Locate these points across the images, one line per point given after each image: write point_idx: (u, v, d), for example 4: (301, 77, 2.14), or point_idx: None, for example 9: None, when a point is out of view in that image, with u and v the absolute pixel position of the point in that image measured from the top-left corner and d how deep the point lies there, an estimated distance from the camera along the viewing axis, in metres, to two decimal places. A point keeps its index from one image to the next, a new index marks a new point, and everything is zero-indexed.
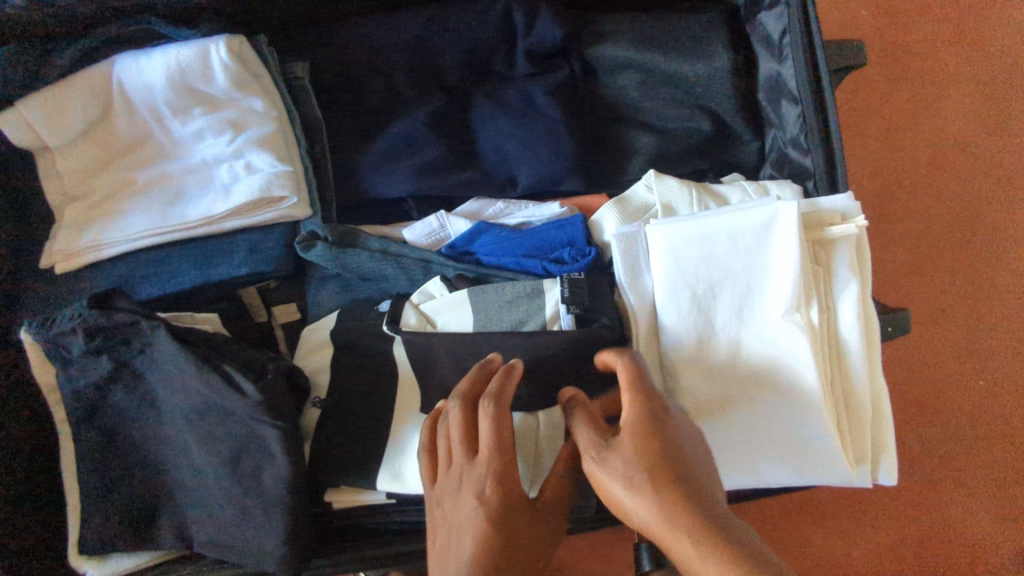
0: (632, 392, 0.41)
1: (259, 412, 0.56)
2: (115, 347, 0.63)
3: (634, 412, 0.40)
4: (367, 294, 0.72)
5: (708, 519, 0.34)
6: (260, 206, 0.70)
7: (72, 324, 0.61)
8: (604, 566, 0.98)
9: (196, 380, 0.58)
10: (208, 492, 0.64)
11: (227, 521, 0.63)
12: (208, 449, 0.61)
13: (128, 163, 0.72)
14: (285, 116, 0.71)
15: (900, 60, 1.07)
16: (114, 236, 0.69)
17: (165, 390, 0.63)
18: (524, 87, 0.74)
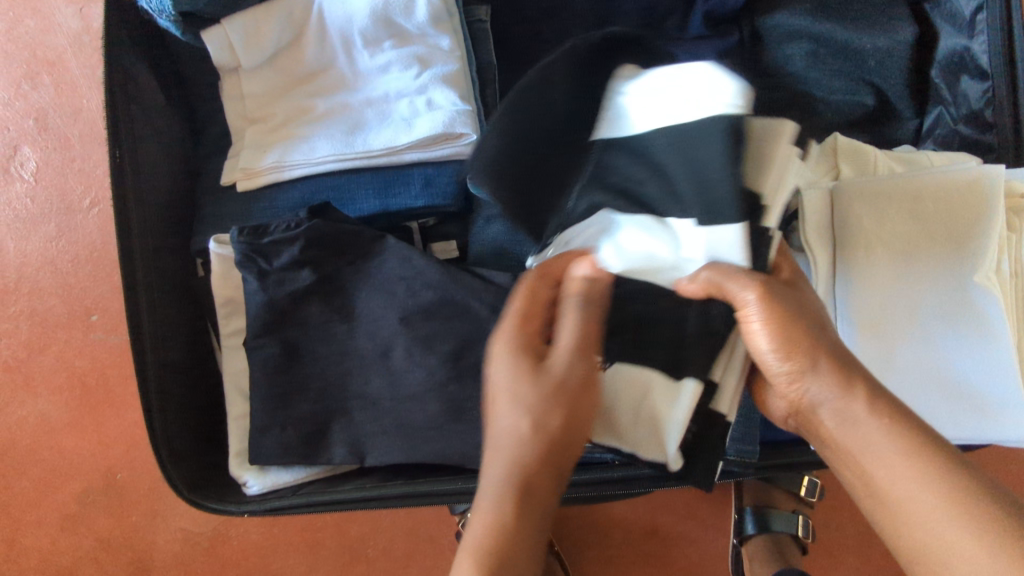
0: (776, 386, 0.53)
1: (503, 302, 0.66)
2: (325, 260, 0.67)
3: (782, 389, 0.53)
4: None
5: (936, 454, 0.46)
6: (438, 142, 0.71)
7: (294, 232, 0.65)
8: (700, 529, 1.00)
9: (439, 278, 0.66)
10: (408, 398, 0.68)
11: (416, 429, 0.67)
12: (418, 356, 0.67)
13: (307, 92, 0.73)
14: (466, 58, 0.74)
15: None
16: (298, 158, 0.71)
17: (375, 300, 0.68)
18: (693, 48, 0.76)
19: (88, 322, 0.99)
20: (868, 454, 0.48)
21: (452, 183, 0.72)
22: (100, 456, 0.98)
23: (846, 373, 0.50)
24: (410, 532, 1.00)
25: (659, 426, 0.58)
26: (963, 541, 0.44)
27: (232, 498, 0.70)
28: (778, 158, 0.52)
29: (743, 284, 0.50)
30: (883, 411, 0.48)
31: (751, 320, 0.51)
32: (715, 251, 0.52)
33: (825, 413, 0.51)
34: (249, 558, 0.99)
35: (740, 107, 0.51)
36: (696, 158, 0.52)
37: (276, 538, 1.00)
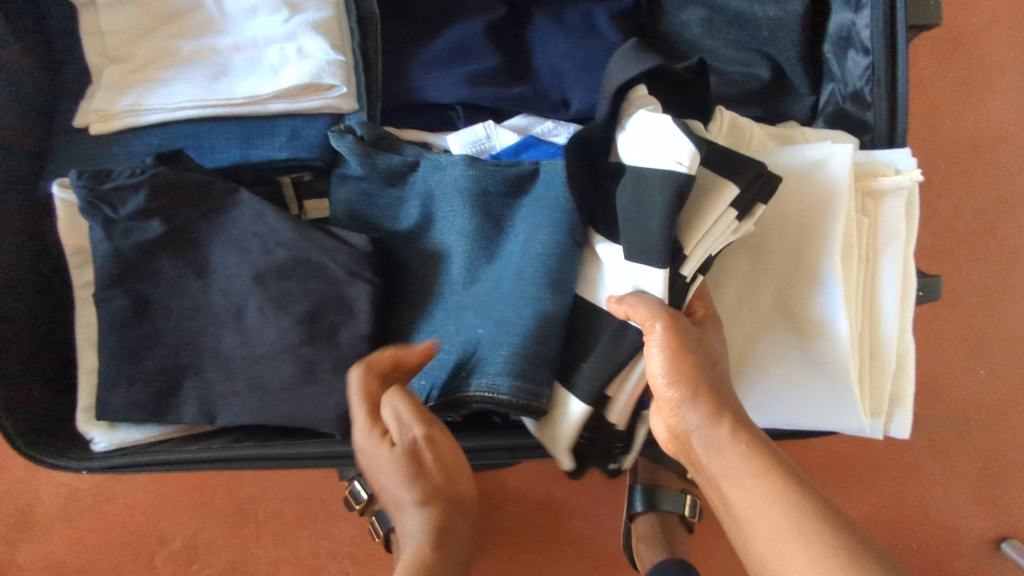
0: (665, 402, 0.49)
1: (359, 262, 0.62)
2: (174, 210, 0.64)
3: (667, 399, 0.49)
4: (388, 194, 0.68)
5: (800, 488, 0.43)
6: (306, 93, 0.68)
7: (137, 179, 0.61)
8: (595, 506, 1.00)
9: (292, 236, 0.63)
10: (261, 357, 0.65)
11: (269, 393, 0.65)
12: (273, 316, 0.64)
13: (170, 32, 0.69)
14: (342, 6, 0.70)
15: (952, 37, 0.99)
16: (155, 102, 0.67)
17: (229, 256, 0.65)
18: (587, 10, 0.73)
19: None
20: (729, 480, 0.45)
21: (324, 137, 0.69)
22: None
23: (720, 402, 0.47)
24: (301, 496, 0.99)
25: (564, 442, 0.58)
26: (804, 556, 0.40)
27: (74, 454, 0.67)
28: (709, 224, 0.50)
29: (654, 313, 0.48)
30: (751, 441, 0.46)
31: (653, 348, 0.49)
32: (639, 285, 0.52)
33: (699, 443, 0.47)
34: (135, 517, 0.99)
35: (691, 169, 0.48)
36: (631, 215, 0.51)
37: (163, 497, 0.99)
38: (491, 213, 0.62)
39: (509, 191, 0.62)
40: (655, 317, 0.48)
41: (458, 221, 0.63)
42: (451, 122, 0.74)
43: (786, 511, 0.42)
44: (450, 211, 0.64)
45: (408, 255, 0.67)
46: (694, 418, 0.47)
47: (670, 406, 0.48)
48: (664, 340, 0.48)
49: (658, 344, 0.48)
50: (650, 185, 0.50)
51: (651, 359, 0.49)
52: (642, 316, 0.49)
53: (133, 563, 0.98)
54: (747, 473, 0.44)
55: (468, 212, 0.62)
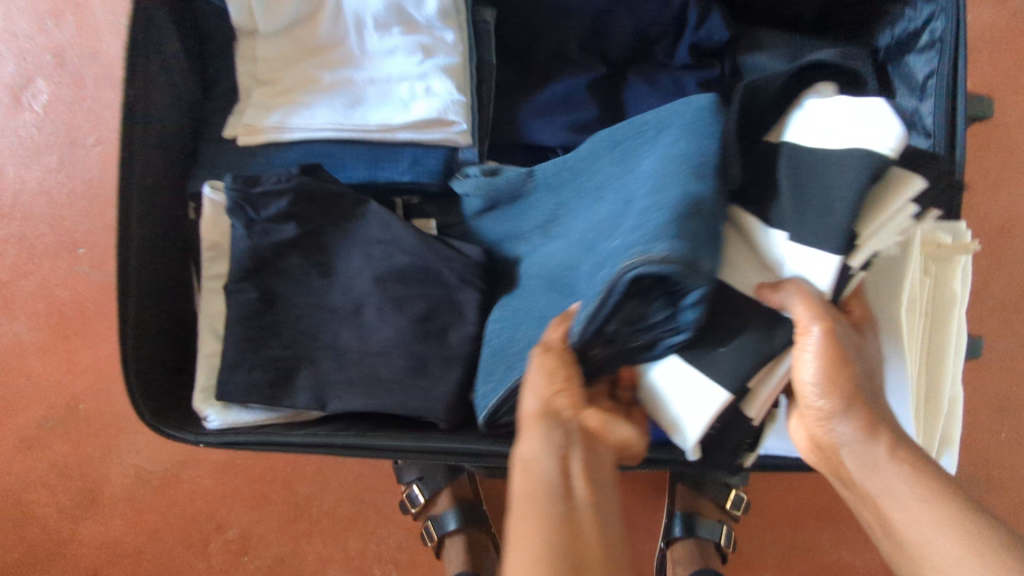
0: (817, 416, 0.57)
1: (470, 272, 0.71)
2: (310, 217, 0.72)
3: (820, 413, 0.56)
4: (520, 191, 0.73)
5: (956, 501, 0.52)
6: (431, 127, 0.77)
7: (282, 186, 0.70)
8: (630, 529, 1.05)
9: (414, 245, 0.71)
10: (376, 352, 0.72)
11: (374, 385, 0.72)
12: (387, 316, 0.72)
13: (315, 63, 0.78)
14: (468, 53, 0.79)
15: (992, 126, 1.08)
16: (297, 122, 0.76)
17: (356, 258, 0.73)
18: (678, 76, 0.83)
19: (75, 255, 1.01)
20: (891, 497, 0.54)
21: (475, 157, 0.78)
22: (67, 387, 1.02)
23: (873, 422, 0.56)
24: (355, 497, 1.04)
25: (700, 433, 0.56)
26: (956, 558, 0.50)
27: (190, 429, 0.73)
28: (889, 215, 0.50)
29: (815, 315, 0.50)
30: (905, 460, 0.55)
31: (808, 349, 0.52)
32: (804, 273, 0.52)
33: (852, 453, 0.56)
34: (197, 503, 1.04)
35: (896, 152, 0.48)
36: (810, 193, 0.51)
37: (224, 487, 1.04)
38: (625, 150, 0.63)
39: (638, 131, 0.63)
40: (815, 319, 0.50)
41: (601, 165, 0.65)
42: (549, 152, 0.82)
43: (949, 527, 0.51)
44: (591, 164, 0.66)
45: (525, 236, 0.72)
46: (853, 434, 0.56)
47: (823, 418, 0.56)
48: (822, 344, 0.51)
49: (818, 344, 0.51)
50: (843, 164, 0.49)
51: (809, 359, 0.53)
52: (803, 309, 0.50)
53: (188, 548, 1.03)
54: (904, 493, 0.54)
55: (612, 157, 0.64)
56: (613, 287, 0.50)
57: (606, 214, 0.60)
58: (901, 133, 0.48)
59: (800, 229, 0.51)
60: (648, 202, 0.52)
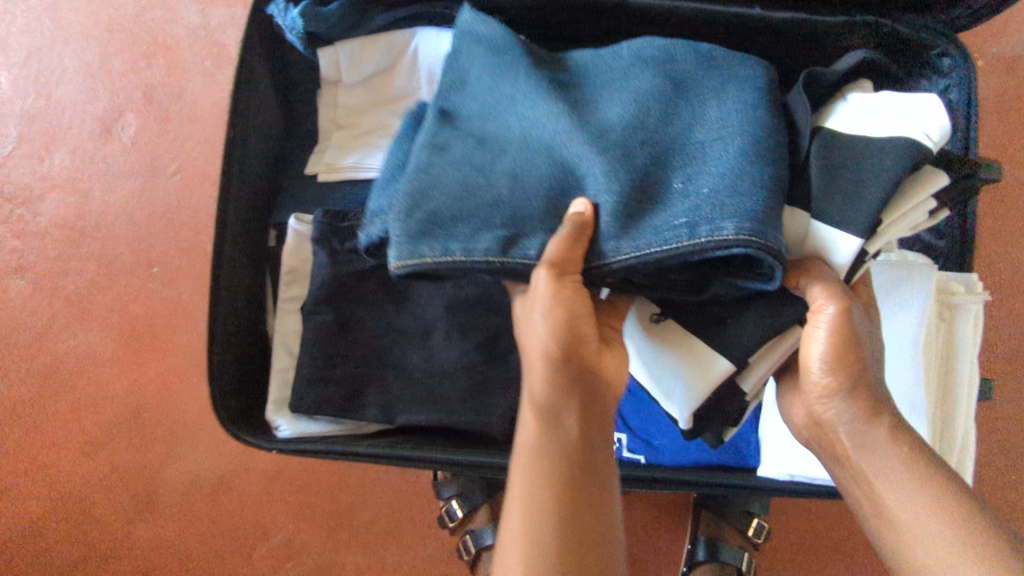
0: (823, 393, 0.61)
1: None
2: None
3: (827, 390, 0.60)
4: (523, 76, 0.64)
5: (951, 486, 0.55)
6: None
7: None
8: (654, 555, 1.10)
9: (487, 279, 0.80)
10: (442, 373, 0.80)
11: (437, 402, 0.79)
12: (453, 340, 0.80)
13: (389, 111, 0.88)
14: None
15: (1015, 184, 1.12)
16: (373, 163, 0.85)
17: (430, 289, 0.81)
18: None
19: (148, 273, 1.10)
20: (886, 477, 0.58)
21: (507, 37, 0.67)
22: (131, 395, 1.10)
23: (875, 407, 0.60)
24: (394, 511, 1.10)
25: (673, 393, 0.61)
26: (943, 536, 0.53)
27: (260, 435, 0.80)
28: (911, 206, 0.56)
29: (831, 295, 0.55)
30: (902, 444, 0.58)
31: (819, 325, 0.58)
32: (830, 243, 0.55)
33: (859, 436, 0.60)
34: (245, 511, 1.09)
35: (936, 144, 0.54)
36: (847, 186, 0.54)
37: (271, 497, 1.10)
38: (673, 77, 0.61)
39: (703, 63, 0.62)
40: (831, 299, 0.55)
41: (638, 83, 0.61)
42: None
43: (939, 509, 0.54)
44: (635, 78, 0.62)
45: (490, 120, 0.64)
46: (855, 414, 0.60)
47: (828, 394, 0.60)
48: (836, 322, 0.56)
49: (833, 320, 0.56)
50: (884, 149, 0.54)
51: (822, 337, 0.58)
52: (819, 285, 0.55)
53: (234, 553, 1.08)
54: (900, 474, 0.57)
55: (653, 77, 0.61)
56: (700, 244, 0.50)
57: (636, 125, 0.58)
58: (946, 127, 0.54)
59: (823, 207, 0.55)
60: (728, 161, 0.53)
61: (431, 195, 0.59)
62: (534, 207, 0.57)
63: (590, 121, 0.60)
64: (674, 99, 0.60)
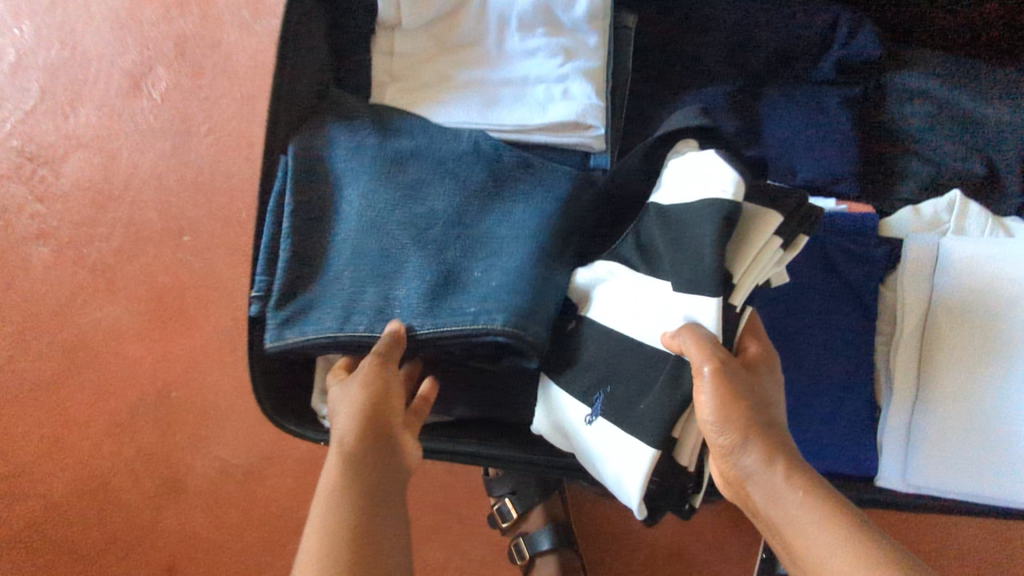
0: (715, 454, 0.50)
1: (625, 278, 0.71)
2: None
3: (714, 444, 0.49)
4: (373, 155, 0.71)
5: (865, 535, 0.43)
6: (568, 130, 0.76)
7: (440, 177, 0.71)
8: (723, 563, 1.00)
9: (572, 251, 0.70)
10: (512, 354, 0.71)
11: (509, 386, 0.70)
12: None
13: (452, 61, 0.78)
14: (608, 59, 0.78)
15: None
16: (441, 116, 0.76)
17: None
18: (818, 92, 0.80)
19: (179, 241, 1.01)
20: (794, 529, 0.45)
21: (371, 117, 0.73)
22: (160, 372, 1.02)
23: (773, 447, 0.48)
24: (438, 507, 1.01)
25: (620, 484, 0.55)
26: None
27: (306, 421, 0.72)
28: (758, 247, 0.50)
29: (703, 356, 0.47)
30: (810, 487, 0.46)
31: (701, 388, 0.48)
32: (692, 313, 0.51)
33: (757, 490, 0.48)
34: (279, 501, 1.01)
35: (735, 195, 0.49)
36: (683, 238, 0.52)
37: (308, 487, 1.01)
38: (497, 176, 0.70)
39: (492, 189, 0.70)
40: (705, 358, 0.47)
41: (445, 202, 0.69)
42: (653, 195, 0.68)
43: (851, 560, 0.42)
44: (434, 198, 0.69)
45: (331, 188, 0.71)
46: (745, 462, 0.48)
47: (720, 450, 0.49)
48: (713, 381, 0.47)
49: (707, 372, 0.47)
50: (698, 214, 0.51)
51: (701, 387, 0.48)
52: (693, 352, 0.48)
53: (265, 547, 1.00)
54: (810, 534, 0.44)
55: (453, 218, 0.68)
56: (478, 329, 0.60)
57: (441, 217, 0.68)
58: (735, 176, 0.50)
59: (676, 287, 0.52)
60: (519, 260, 0.63)
61: (317, 252, 0.69)
62: (409, 291, 0.64)
63: (383, 235, 0.68)
64: (454, 240, 0.66)
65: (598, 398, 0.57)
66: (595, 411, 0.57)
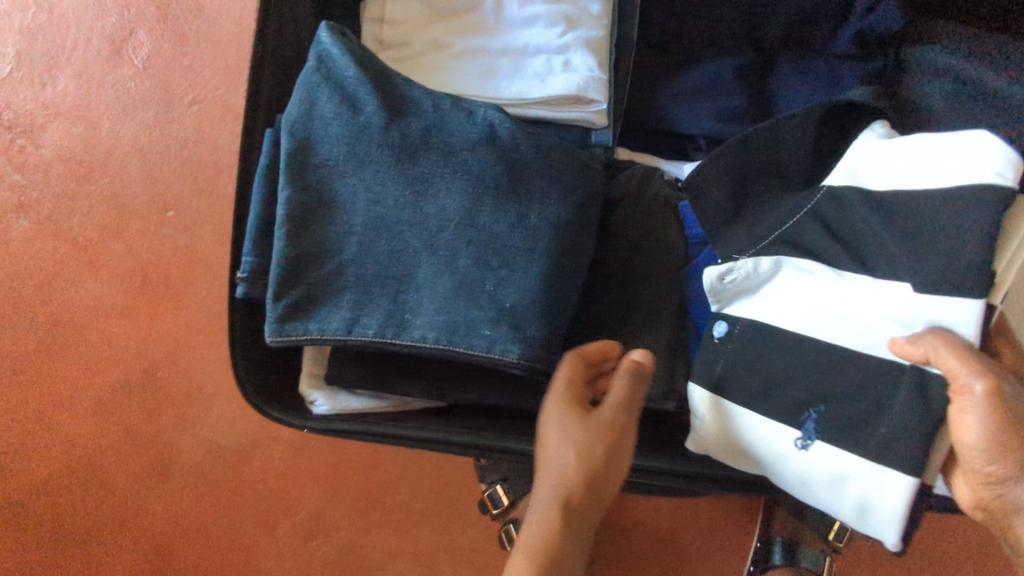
0: (976, 471, 0.48)
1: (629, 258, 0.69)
2: None
3: (975, 460, 0.47)
4: (373, 141, 0.64)
5: None
6: (567, 104, 0.71)
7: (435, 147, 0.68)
8: (718, 552, 0.98)
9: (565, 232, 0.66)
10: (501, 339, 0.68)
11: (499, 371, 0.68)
12: None
13: (448, 28, 0.73)
14: (611, 28, 0.73)
15: None
16: (437, 83, 0.72)
17: None
18: (837, 66, 0.75)
19: (164, 217, 0.98)
20: None
21: (360, 81, 0.64)
22: (145, 352, 0.99)
23: None
24: (431, 491, 0.99)
25: (866, 512, 0.52)
26: None
27: (289, 411, 0.69)
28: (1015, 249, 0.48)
29: (973, 370, 0.44)
30: None
31: (967, 408, 0.46)
32: (944, 322, 0.48)
33: None
34: (267, 483, 0.99)
35: (1014, 181, 0.46)
36: (918, 229, 0.50)
37: (298, 469, 1.00)
38: (511, 166, 0.65)
39: (504, 186, 0.65)
40: (976, 374, 0.44)
41: (453, 206, 0.64)
42: (778, 162, 0.62)
43: None
44: (443, 198, 0.64)
45: (321, 178, 0.64)
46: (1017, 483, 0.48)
47: (1001, 474, 0.47)
48: (986, 402, 0.45)
49: (971, 391, 0.45)
50: (947, 199, 0.48)
51: (982, 414, 0.45)
52: (947, 367, 0.45)
53: (256, 528, 0.99)
54: None
55: (466, 242, 0.64)
56: (495, 360, 0.63)
57: (454, 223, 0.64)
58: (1012, 155, 0.46)
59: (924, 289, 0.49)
60: (533, 274, 0.64)
61: (317, 249, 0.65)
62: (429, 306, 0.64)
63: (392, 238, 0.64)
64: (476, 254, 0.64)
65: (808, 418, 0.55)
66: (811, 433, 0.55)
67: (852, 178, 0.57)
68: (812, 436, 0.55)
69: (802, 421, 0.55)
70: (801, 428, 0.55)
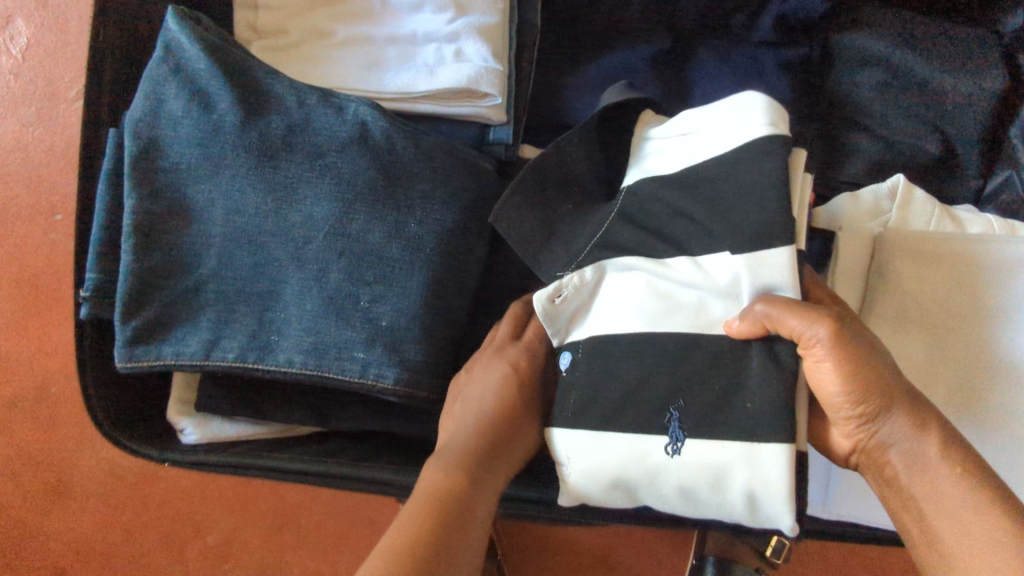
0: (837, 409, 0.42)
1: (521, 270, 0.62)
2: None
3: (830, 398, 0.42)
4: (229, 142, 0.57)
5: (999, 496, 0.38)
6: (459, 98, 0.65)
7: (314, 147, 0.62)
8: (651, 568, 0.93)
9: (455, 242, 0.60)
10: None
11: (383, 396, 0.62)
12: None
13: (328, 14, 0.66)
14: (508, 14, 0.66)
15: None
16: (316, 75, 0.65)
17: None
18: (757, 55, 0.68)
19: (51, 222, 0.91)
20: (941, 507, 0.39)
21: (214, 76, 0.57)
22: (36, 367, 0.92)
23: (921, 413, 0.41)
24: (348, 510, 0.93)
25: (755, 502, 0.42)
26: None
27: (157, 442, 0.63)
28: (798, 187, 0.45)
29: (809, 319, 0.40)
30: (959, 459, 0.39)
31: (816, 359, 0.41)
32: (766, 280, 0.42)
33: (897, 456, 0.41)
34: (174, 503, 0.94)
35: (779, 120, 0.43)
36: (725, 197, 0.45)
37: (206, 488, 0.94)
38: (388, 168, 0.59)
39: (380, 190, 0.58)
40: (811, 322, 0.40)
41: (323, 213, 0.58)
42: (575, 179, 0.56)
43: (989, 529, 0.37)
44: (311, 206, 0.58)
45: (172, 184, 0.58)
46: (888, 425, 0.41)
47: (854, 412, 0.42)
48: (832, 350, 0.40)
49: (809, 334, 0.40)
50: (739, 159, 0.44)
51: (816, 360, 0.41)
52: (776, 317, 0.40)
53: (162, 553, 0.93)
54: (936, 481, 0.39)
55: (337, 253, 0.58)
56: (366, 385, 0.57)
57: (322, 232, 0.58)
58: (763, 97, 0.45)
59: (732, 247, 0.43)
60: (409, 288, 0.58)
61: (169, 263, 0.58)
62: (295, 327, 0.58)
63: (252, 250, 0.58)
64: (347, 267, 0.58)
65: (670, 417, 0.45)
66: (676, 433, 0.44)
67: (646, 172, 0.51)
68: (681, 436, 0.44)
69: (664, 423, 0.45)
70: (666, 432, 0.45)
